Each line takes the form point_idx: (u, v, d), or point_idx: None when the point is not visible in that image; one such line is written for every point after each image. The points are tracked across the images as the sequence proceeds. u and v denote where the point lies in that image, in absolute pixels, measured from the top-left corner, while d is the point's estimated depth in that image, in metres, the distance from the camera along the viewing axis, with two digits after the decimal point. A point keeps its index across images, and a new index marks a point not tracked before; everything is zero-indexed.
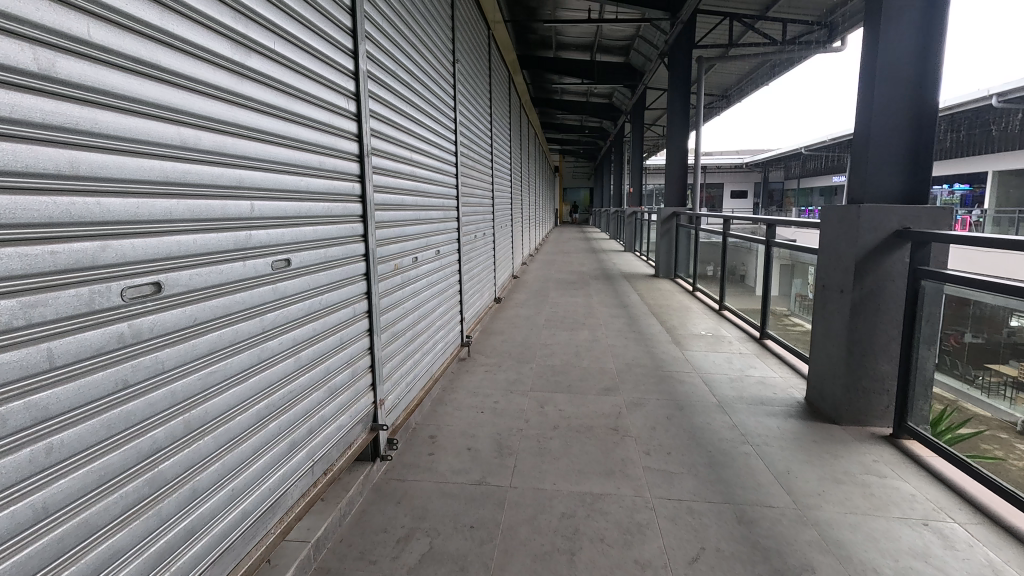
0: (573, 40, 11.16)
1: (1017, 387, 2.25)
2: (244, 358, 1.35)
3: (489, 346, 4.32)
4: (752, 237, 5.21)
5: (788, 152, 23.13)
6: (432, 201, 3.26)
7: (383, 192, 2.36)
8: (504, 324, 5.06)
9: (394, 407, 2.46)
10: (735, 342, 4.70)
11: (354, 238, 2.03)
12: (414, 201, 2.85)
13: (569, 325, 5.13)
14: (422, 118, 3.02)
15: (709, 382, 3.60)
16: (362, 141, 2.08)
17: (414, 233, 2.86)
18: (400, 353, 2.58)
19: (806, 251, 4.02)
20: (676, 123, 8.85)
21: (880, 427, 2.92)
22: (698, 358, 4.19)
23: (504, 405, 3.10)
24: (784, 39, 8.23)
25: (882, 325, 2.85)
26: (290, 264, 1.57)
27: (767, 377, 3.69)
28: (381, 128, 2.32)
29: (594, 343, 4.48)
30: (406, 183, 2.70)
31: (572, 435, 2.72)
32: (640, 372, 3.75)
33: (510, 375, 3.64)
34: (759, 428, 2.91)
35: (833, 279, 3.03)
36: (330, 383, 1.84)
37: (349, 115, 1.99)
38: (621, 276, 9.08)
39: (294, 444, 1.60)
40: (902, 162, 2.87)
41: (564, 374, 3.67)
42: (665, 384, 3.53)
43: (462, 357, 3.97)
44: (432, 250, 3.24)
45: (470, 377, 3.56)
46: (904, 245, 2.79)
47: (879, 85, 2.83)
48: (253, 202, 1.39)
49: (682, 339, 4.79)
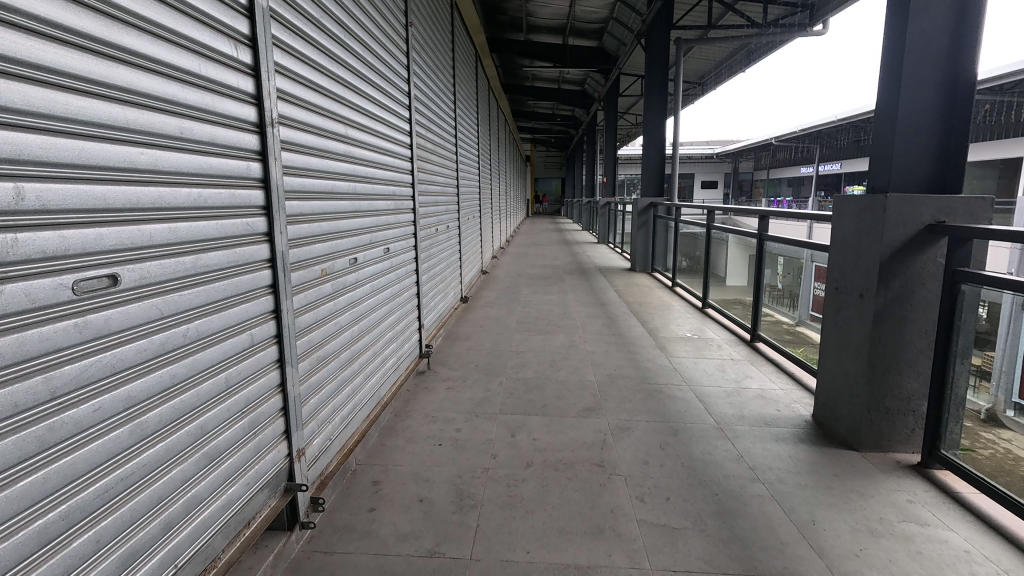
0: (545, 22, 10.63)
1: (982, 375, 2.25)
2: (7, 449, 0.81)
3: (452, 355, 3.79)
4: (739, 230, 4.79)
5: (759, 143, 23.04)
6: (380, 189, 2.71)
7: (303, 176, 1.80)
8: (471, 328, 4.52)
9: (320, 454, 1.92)
10: (725, 346, 4.27)
11: (250, 238, 1.48)
12: (353, 189, 2.30)
13: (543, 328, 4.61)
14: (365, 87, 2.45)
15: (703, 398, 3.15)
16: (265, 106, 1.52)
17: (354, 228, 2.31)
18: (332, 382, 2.05)
19: (804, 246, 3.61)
20: (654, 109, 8.42)
21: (906, 454, 2.51)
22: (687, 366, 3.74)
23: (467, 436, 2.58)
24: (765, 21, 7.82)
25: (910, 337, 2.43)
26: (119, 285, 1.02)
27: (767, 391, 3.25)
28: (297, 91, 1.75)
29: (571, 350, 3.98)
30: (340, 166, 2.14)
31: (548, 477, 2.22)
32: (625, 387, 3.27)
33: (475, 393, 3.12)
34: (769, 458, 2.47)
35: (850, 282, 2.60)
36: (211, 445, 1.30)
37: (241, 68, 1.43)
38: (596, 271, 8.62)
39: (133, 556, 1.06)
40: (929, 145, 2.44)
41: (538, 391, 3.17)
42: (654, 402, 3.06)
43: (421, 371, 3.43)
44: (380, 249, 2.69)
45: (428, 397, 3.04)
46: (938, 243, 2.36)
47: (910, 52, 2.38)
48: (17, 183, 0.83)
49: (667, 343, 4.34)
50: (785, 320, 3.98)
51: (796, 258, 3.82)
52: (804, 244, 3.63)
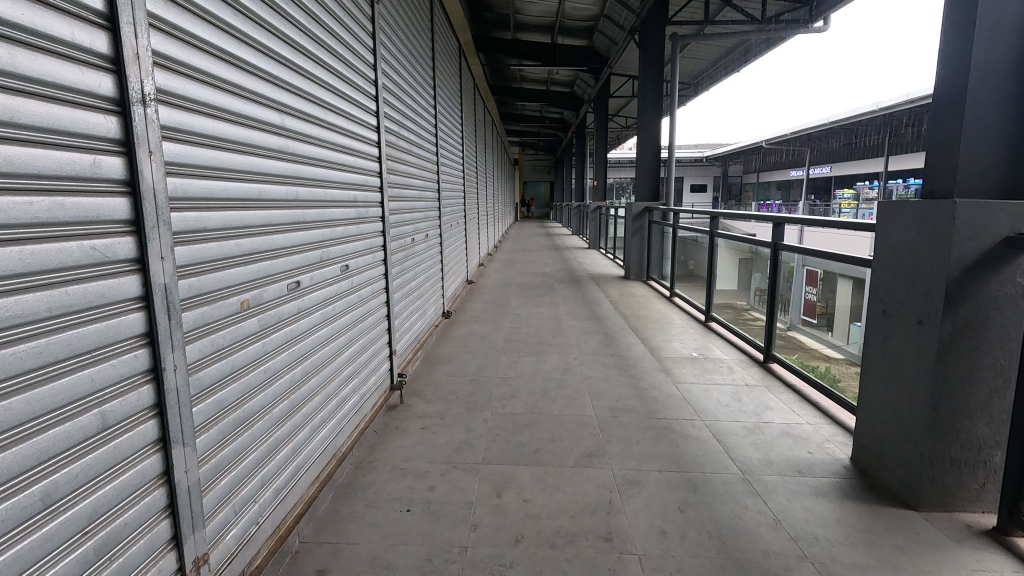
0: (533, 20, 10.20)
1: None
2: None
3: (431, 383, 3.31)
4: (748, 238, 4.36)
5: (750, 147, 22.84)
6: (337, 195, 2.23)
7: (209, 179, 1.31)
8: (453, 348, 4.04)
9: (236, 549, 1.43)
10: (736, 368, 3.82)
11: (103, 268, 0.99)
12: (296, 192, 1.82)
13: (533, 348, 4.14)
14: (314, 67, 1.98)
15: (722, 437, 2.70)
16: (131, 74, 1.04)
17: (297, 242, 1.83)
18: (259, 447, 1.56)
19: (832, 258, 3.18)
20: (648, 108, 8.01)
21: (975, 514, 2.08)
22: (697, 394, 3.28)
23: (443, 497, 2.10)
24: (763, 16, 7.45)
25: (982, 373, 2.00)
26: None
27: (794, 428, 2.81)
28: (199, 62, 1.26)
29: (565, 376, 3.52)
30: (274, 166, 1.66)
31: (544, 558, 1.76)
32: (629, 425, 2.80)
33: (455, 434, 2.65)
34: (812, 521, 2.02)
35: (903, 305, 2.17)
36: None
37: (84, 14, 0.94)
38: (588, 279, 8.17)
39: None
40: (1000, 142, 2.01)
41: (529, 431, 2.69)
42: (666, 444, 2.60)
43: (392, 406, 2.95)
44: (337, 266, 2.21)
45: (398, 442, 2.55)
46: (1016, 260, 1.94)
47: (981, 28, 1.94)
48: None
49: (672, 364, 3.89)
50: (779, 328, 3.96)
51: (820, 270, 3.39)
52: (813, 251, 3.42)
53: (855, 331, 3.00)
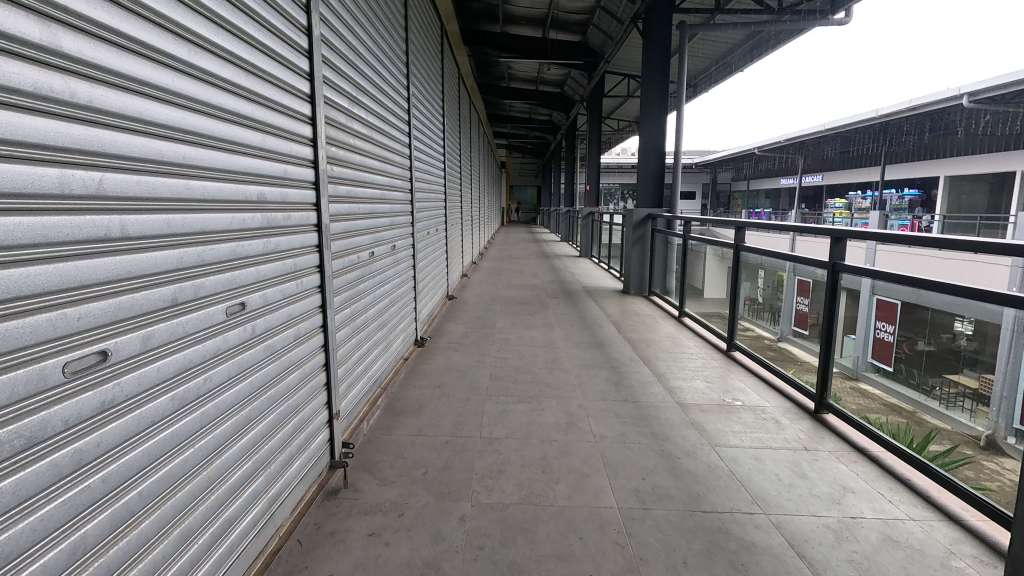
0: (524, 12, 9.41)
1: None
2: None
3: (392, 451, 2.44)
4: (793, 257, 3.52)
5: (741, 154, 22.25)
6: (222, 193, 1.35)
7: None
8: (424, 392, 3.17)
9: None
10: (784, 422, 3.00)
11: None
12: (96, 180, 0.94)
13: (525, 390, 3.29)
14: None
15: (803, 550, 1.87)
16: None
17: (100, 278, 0.96)
18: None
19: (899, 283, 2.57)
20: (653, 104, 7.19)
21: None
22: (746, 466, 2.46)
23: None
24: (780, 4, 6.69)
25: None
26: None
27: (900, 533, 1.99)
28: None
29: (569, 436, 2.68)
30: (16, 123, 0.80)
31: None
32: (667, 526, 1.97)
33: (416, 549, 1.79)
34: None
35: None
36: None
37: None
38: (583, 292, 7.34)
39: None
40: None
41: (526, 541, 1.85)
42: (726, 564, 1.78)
43: (333, 492, 2.08)
44: (220, 309, 1.34)
45: (331, 568, 1.68)
46: None
47: None
48: None
49: (703, 416, 3.05)
50: (767, 336, 4.08)
51: (858, 292, 2.92)
52: (863, 269, 2.84)
53: (846, 344, 3.02)
